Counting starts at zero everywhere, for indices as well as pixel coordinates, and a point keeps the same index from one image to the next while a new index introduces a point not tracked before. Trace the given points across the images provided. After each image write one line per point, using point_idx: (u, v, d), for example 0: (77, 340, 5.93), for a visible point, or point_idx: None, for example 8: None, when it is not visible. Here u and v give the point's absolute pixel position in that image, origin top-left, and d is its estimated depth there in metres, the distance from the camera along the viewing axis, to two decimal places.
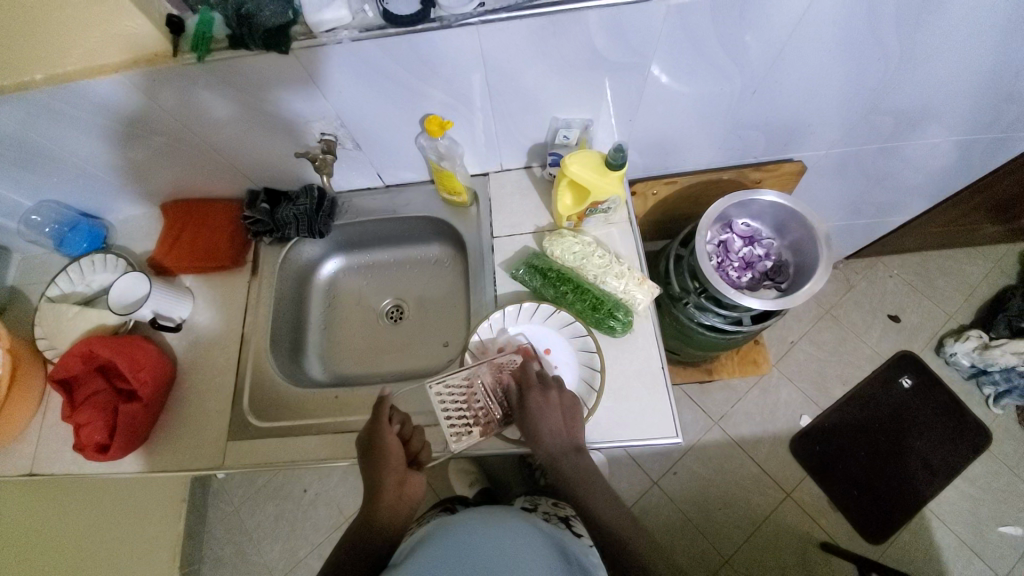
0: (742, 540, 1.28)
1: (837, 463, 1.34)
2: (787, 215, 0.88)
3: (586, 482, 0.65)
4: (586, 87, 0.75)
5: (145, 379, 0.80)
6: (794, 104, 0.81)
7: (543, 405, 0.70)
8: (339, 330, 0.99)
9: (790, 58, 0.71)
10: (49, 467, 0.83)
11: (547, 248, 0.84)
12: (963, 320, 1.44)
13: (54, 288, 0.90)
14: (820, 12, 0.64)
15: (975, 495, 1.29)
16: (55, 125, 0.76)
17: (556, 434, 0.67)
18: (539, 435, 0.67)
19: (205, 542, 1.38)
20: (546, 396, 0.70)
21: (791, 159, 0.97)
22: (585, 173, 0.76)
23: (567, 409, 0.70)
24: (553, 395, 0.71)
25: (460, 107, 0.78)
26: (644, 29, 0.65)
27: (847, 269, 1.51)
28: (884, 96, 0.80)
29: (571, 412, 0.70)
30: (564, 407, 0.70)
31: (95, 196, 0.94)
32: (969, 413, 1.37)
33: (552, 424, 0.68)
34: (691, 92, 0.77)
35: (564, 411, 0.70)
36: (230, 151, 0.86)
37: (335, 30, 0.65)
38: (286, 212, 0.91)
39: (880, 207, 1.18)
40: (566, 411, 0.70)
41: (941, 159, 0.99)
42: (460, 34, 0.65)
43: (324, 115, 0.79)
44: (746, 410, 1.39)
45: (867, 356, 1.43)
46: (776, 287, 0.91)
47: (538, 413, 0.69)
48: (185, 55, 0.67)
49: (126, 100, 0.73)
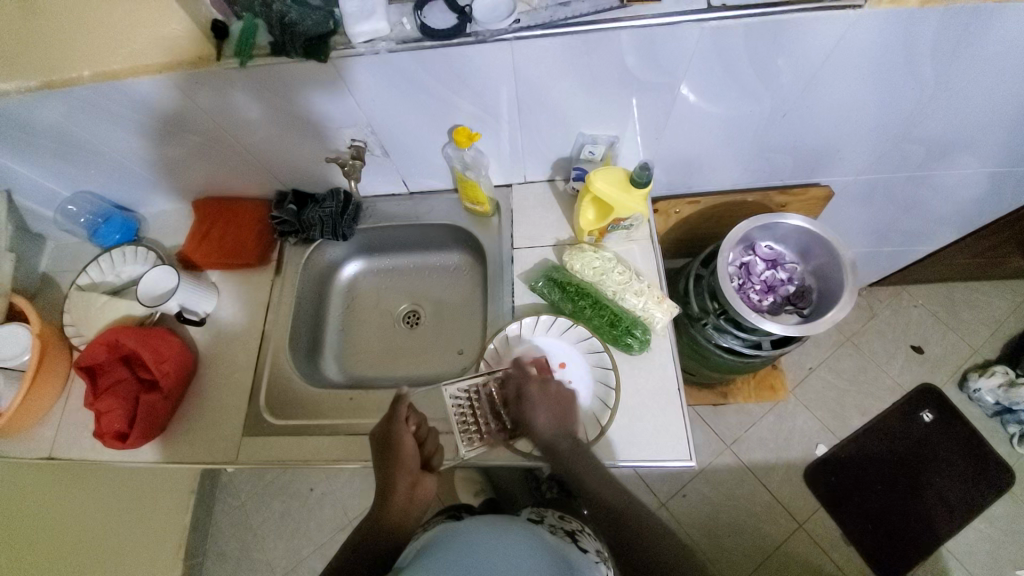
0: (750, 568, 1.25)
1: (852, 494, 1.30)
2: (813, 240, 0.87)
3: (579, 456, 0.69)
4: (614, 105, 0.76)
5: (167, 370, 0.81)
6: (823, 130, 0.81)
7: (539, 396, 0.73)
8: (356, 332, 1.00)
9: (821, 84, 0.71)
10: (69, 451, 0.85)
11: (567, 261, 0.84)
12: (989, 354, 1.40)
13: (85, 277, 0.93)
14: (853, 41, 0.64)
15: (997, 538, 1.25)
16: (98, 120, 0.79)
17: (551, 424, 0.71)
18: (534, 424, 0.71)
19: (210, 534, 1.39)
20: (545, 387, 0.74)
21: (818, 184, 0.96)
22: (610, 189, 0.76)
23: (562, 402, 0.73)
24: (550, 388, 0.74)
25: (488, 119, 0.80)
26: (675, 50, 0.66)
27: (870, 297, 1.49)
28: (916, 126, 0.79)
29: (566, 405, 0.73)
30: (560, 400, 0.73)
31: (129, 190, 0.97)
32: (992, 451, 1.33)
33: (547, 416, 0.72)
34: (719, 113, 0.77)
35: (559, 403, 0.73)
36: (262, 152, 0.88)
37: (372, 41, 0.67)
38: (312, 214, 0.93)
39: (907, 235, 1.15)
40: (561, 405, 0.73)
41: (972, 190, 0.97)
42: (493, 49, 0.66)
43: (355, 122, 0.81)
44: (760, 435, 1.36)
45: (887, 387, 1.39)
46: (798, 313, 0.89)
47: (535, 404, 0.72)
48: (229, 60, 0.69)
49: (168, 100, 0.75)
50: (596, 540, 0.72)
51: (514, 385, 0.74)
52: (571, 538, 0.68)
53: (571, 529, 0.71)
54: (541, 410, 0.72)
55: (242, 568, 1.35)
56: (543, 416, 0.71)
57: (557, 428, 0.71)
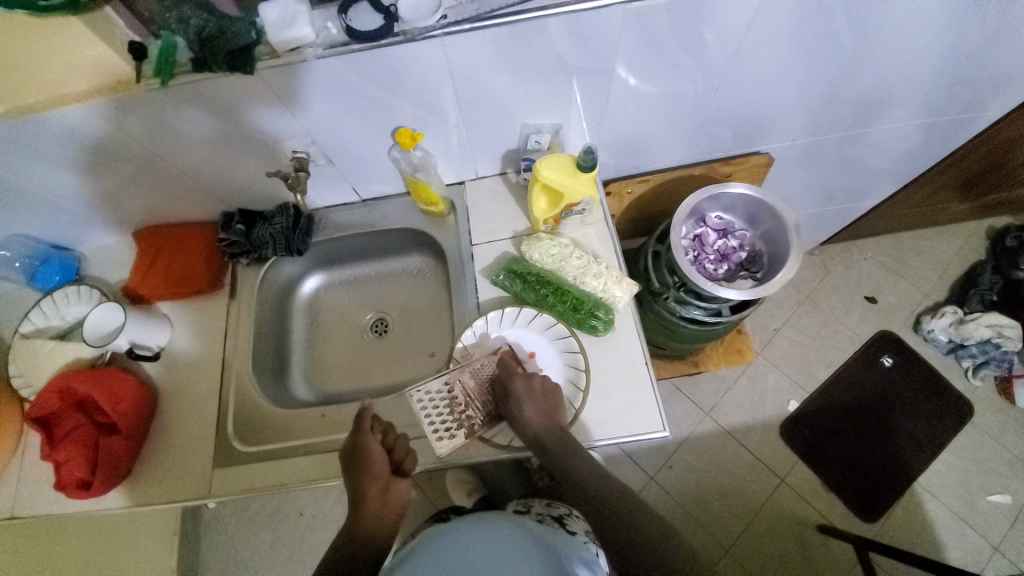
0: (740, 528, 1.29)
1: (827, 445, 1.36)
2: (758, 205, 0.91)
3: (568, 448, 0.69)
4: (553, 92, 0.77)
5: (124, 411, 0.78)
6: (756, 98, 0.83)
7: (527, 389, 0.74)
8: (324, 346, 0.99)
9: (748, 55, 0.74)
10: (31, 508, 0.80)
11: (525, 252, 0.84)
12: (937, 297, 1.48)
13: (28, 323, 0.89)
14: (772, 10, 0.66)
15: (960, 467, 1.33)
16: (18, 158, 0.75)
17: (539, 417, 0.71)
18: (523, 419, 0.71)
19: (200, 573, 1.35)
20: (531, 383, 0.75)
21: (759, 152, 0.99)
22: (558, 176, 0.77)
23: (550, 394, 0.74)
24: (535, 383, 0.75)
25: (430, 118, 0.79)
26: (603, 33, 0.67)
27: (823, 255, 1.55)
28: (842, 85, 0.83)
29: (553, 396, 0.74)
30: (547, 392, 0.74)
31: (65, 228, 0.92)
32: (949, 386, 1.41)
33: (535, 409, 0.72)
34: (655, 92, 0.79)
35: (546, 396, 0.74)
36: (203, 174, 0.85)
37: (299, 49, 0.65)
38: (262, 232, 0.90)
39: (849, 192, 1.21)
40: (548, 398, 0.73)
41: (902, 142, 1.02)
42: (424, 47, 0.66)
43: (294, 134, 0.79)
44: (736, 400, 1.41)
45: (848, 338, 1.46)
46: (752, 277, 0.94)
47: (520, 399, 0.73)
48: (149, 80, 0.67)
49: (90, 129, 0.72)
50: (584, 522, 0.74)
51: (501, 380, 0.76)
52: (558, 523, 0.69)
53: (559, 515, 0.72)
54: (529, 405, 0.72)
55: None
56: (531, 409, 0.72)
57: (545, 420, 0.71)
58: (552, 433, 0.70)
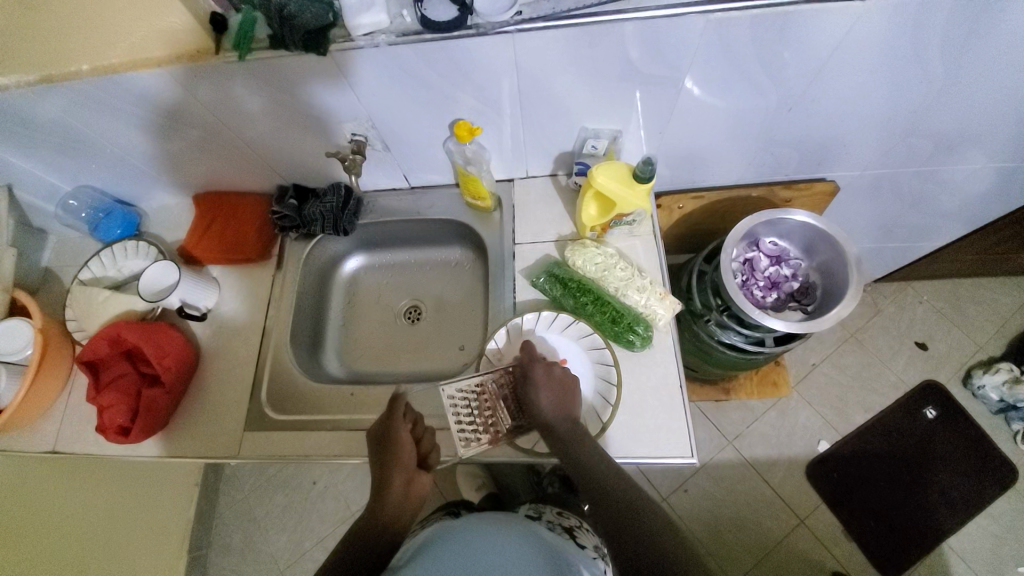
0: (751, 564, 1.25)
1: (854, 491, 1.30)
2: (818, 236, 0.87)
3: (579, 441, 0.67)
4: (617, 99, 0.75)
5: (168, 365, 0.82)
6: (829, 124, 0.80)
7: (543, 378, 0.72)
8: (358, 327, 1.00)
9: (827, 78, 0.70)
10: (72, 446, 0.85)
11: (569, 258, 0.83)
12: (994, 351, 1.39)
13: (86, 271, 0.93)
14: (862, 32, 0.63)
15: (999, 535, 1.24)
16: (98, 115, 0.78)
17: (553, 407, 0.70)
18: (537, 407, 0.70)
19: (214, 527, 1.40)
20: (550, 372, 0.72)
21: (824, 179, 0.95)
22: (612, 185, 0.76)
23: (566, 386, 0.72)
24: (555, 370, 0.73)
25: (490, 113, 0.79)
26: (679, 42, 0.65)
27: (875, 293, 1.47)
28: (924, 119, 0.78)
29: (570, 388, 0.72)
30: (564, 385, 0.72)
31: (130, 184, 0.96)
32: (996, 448, 1.32)
33: (550, 397, 0.71)
34: (723, 107, 0.76)
35: (562, 387, 0.72)
36: (264, 147, 0.88)
37: (372, 34, 0.66)
38: (313, 209, 0.92)
39: (914, 230, 1.14)
40: (565, 388, 0.72)
41: (980, 185, 0.96)
42: (495, 42, 0.66)
43: (355, 117, 0.80)
44: (762, 431, 1.36)
45: (891, 383, 1.38)
46: (802, 310, 0.90)
47: (538, 385, 0.71)
48: (227, 53, 0.69)
49: (166, 93, 0.75)
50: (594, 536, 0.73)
51: (522, 365, 0.74)
52: (569, 535, 0.67)
53: (570, 526, 0.70)
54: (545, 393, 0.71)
55: (245, 560, 1.36)
56: (545, 395, 0.71)
57: (558, 411, 0.70)
58: (564, 424, 0.69)
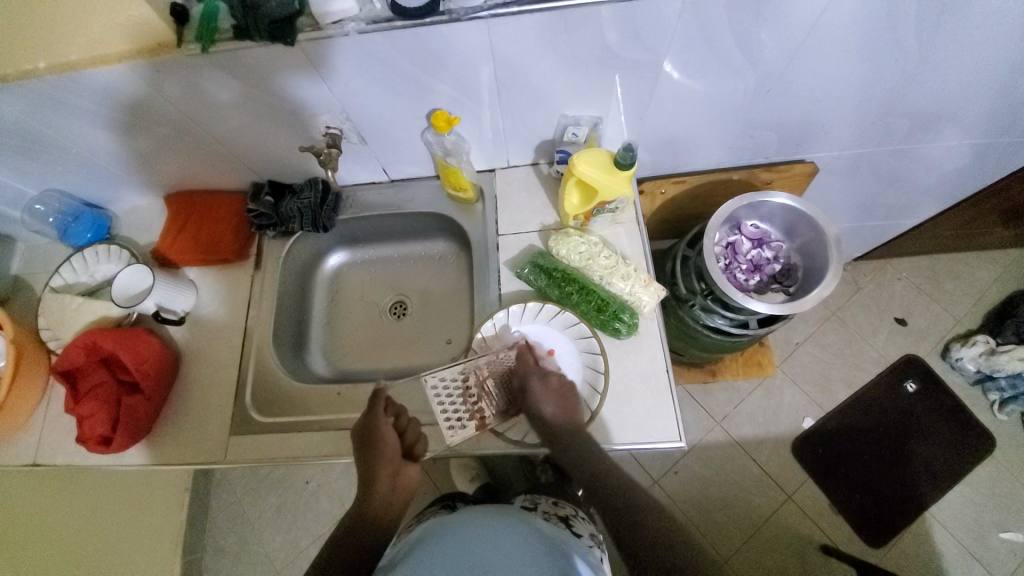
0: (742, 540, 1.28)
1: (839, 465, 1.33)
2: (797, 217, 0.87)
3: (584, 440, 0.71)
4: (596, 85, 0.74)
5: (147, 371, 0.80)
6: (807, 104, 0.80)
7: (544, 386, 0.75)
8: (342, 324, 0.99)
9: (805, 59, 0.70)
10: (52, 458, 0.83)
11: (553, 247, 0.83)
12: (971, 325, 1.42)
13: (58, 279, 0.91)
14: (838, 11, 0.62)
15: (977, 501, 1.29)
16: (58, 114, 0.75)
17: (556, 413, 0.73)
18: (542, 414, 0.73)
19: (207, 531, 1.39)
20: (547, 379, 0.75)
21: (804, 160, 0.95)
22: (594, 172, 0.75)
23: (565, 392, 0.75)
24: (551, 381, 0.75)
25: (467, 101, 0.77)
26: (656, 24, 0.64)
27: (855, 271, 1.50)
28: (901, 98, 0.78)
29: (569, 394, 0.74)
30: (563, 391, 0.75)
31: (99, 186, 0.93)
32: (974, 418, 1.36)
33: (552, 406, 0.73)
34: (701, 90, 0.75)
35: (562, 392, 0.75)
36: (236, 143, 0.85)
37: (341, 22, 0.64)
38: (290, 205, 0.90)
39: (892, 209, 1.15)
40: (565, 394, 0.74)
41: (956, 162, 0.97)
42: (469, 29, 0.64)
43: (330, 109, 0.78)
44: (749, 411, 1.38)
45: (872, 359, 1.41)
46: (785, 291, 0.90)
47: (539, 396, 0.74)
48: (191, 46, 0.66)
49: (127, 88, 0.72)
50: (589, 523, 0.74)
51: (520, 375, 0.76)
52: (565, 523, 0.68)
53: (565, 515, 0.71)
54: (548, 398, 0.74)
55: (240, 562, 1.35)
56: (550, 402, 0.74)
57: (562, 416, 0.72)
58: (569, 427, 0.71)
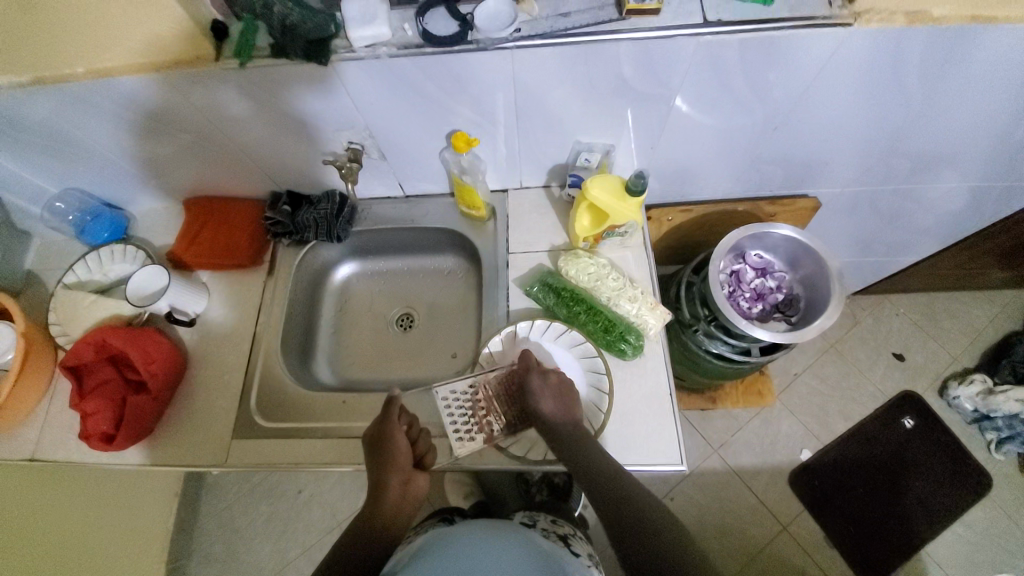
0: (737, 571, 1.26)
1: (835, 499, 1.33)
2: (801, 249, 0.90)
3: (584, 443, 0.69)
4: (611, 115, 0.77)
5: (155, 371, 0.81)
6: (814, 143, 0.83)
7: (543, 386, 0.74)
8: (349, 334, 1.00)
9: (813, 99, 0.73)
10: (52, 453, 0.83)
11: (562, 268, 0.85)
12: (968, 363, 1.44)
13: (71, 275, 0.92)
14: (844, 57, 0.66)
15: (974, 542, 1.28)
16: (89, 116, 0.78)
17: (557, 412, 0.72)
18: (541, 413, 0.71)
19: (194, 538, 1.37)
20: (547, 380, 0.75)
21: (807, 195, 0.98)
22: (605, 197, 0.77)
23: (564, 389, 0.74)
24: (551, 380, 0.75)
25: (486, 124, 0.80)
26: (671, 61, 0.67)
27: (854, 305, 1.52)
28: (903, 140, 0.82)
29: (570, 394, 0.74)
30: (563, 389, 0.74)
31: (119, 187, 0.95)
32: (971, 457, 1.36)
33: (552, 404, 0.72)
34: (712, 124, 0.79)
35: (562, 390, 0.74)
36: (258, 152, 0.87)
37: (373, 46, 0.67)
38: (306, 215, 0.93)
39: (891, 245, 1.18)
40: (564, 394, 0.73)
41: (954, 203, 1.00)
42: (494, 57, 0.67)
43: (353, 126, 0.81)
44: (746, 440, 1.38)
45: (870, 393, 1.42)
46: (786, 320, 0.93)
47: (538, 395, 0.73)
48: (227, 60, 0.69)
49: (160, 96, 0.74)
50: (586, 543, 0.74)
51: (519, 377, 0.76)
52: (563, 542, 0.68)
53: (564, 533, 0.71)
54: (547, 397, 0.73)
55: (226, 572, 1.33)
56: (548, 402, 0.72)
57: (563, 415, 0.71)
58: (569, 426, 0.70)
